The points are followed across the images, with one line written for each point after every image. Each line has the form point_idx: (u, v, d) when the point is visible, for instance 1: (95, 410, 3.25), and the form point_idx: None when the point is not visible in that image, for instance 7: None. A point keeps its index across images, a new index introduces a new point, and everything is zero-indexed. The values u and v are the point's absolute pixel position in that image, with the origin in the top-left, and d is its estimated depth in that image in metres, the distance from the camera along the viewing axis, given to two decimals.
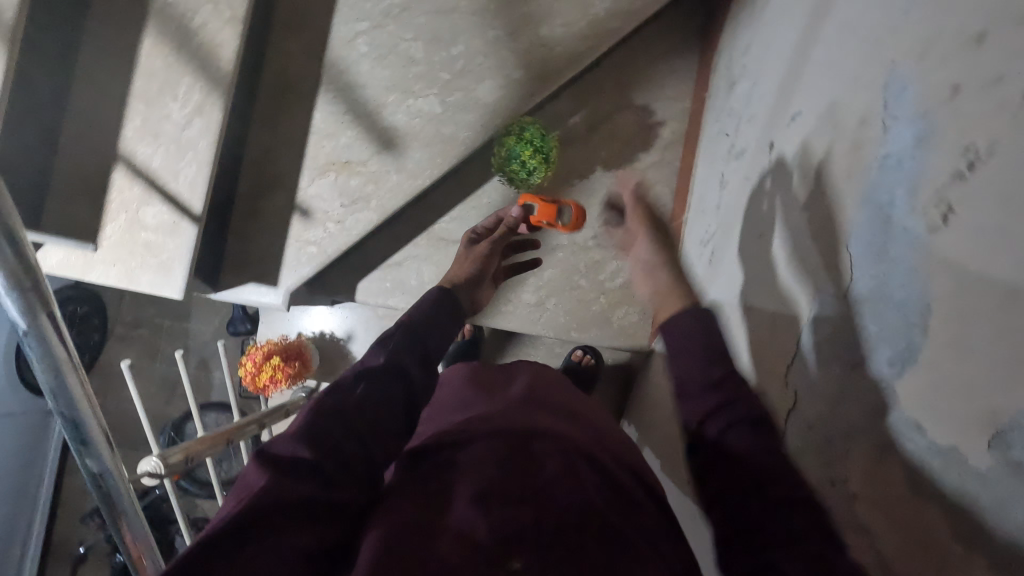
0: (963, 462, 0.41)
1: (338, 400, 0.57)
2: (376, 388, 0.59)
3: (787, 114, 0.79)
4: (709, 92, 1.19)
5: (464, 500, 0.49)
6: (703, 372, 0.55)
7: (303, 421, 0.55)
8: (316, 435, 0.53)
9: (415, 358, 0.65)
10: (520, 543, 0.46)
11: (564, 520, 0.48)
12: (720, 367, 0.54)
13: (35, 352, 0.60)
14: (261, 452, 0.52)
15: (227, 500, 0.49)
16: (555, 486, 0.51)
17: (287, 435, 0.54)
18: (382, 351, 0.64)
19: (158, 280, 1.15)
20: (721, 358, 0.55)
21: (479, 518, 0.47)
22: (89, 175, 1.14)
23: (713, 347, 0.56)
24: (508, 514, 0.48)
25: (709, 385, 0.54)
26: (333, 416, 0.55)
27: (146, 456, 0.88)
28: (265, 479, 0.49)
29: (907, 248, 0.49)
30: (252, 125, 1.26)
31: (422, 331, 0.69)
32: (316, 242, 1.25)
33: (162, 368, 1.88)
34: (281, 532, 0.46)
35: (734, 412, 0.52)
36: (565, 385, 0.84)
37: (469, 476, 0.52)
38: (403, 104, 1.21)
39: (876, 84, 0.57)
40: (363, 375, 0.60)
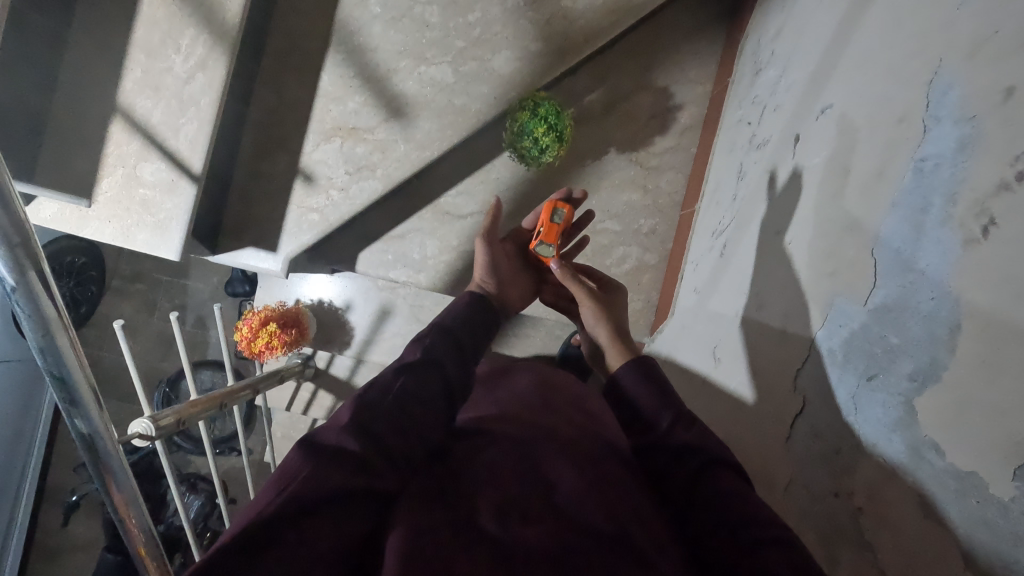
0: (986, 488, 0.40)
1: (380, 394, 0.55)
2: (415, 383, 0.58)
3: (817, 107, 0.75)
4: (733, 78, 1.15)
5: (487, 513, 0.47)
6: (655, 412, 0.61)
7: (349, 412, 0.53)
8: (363, 427, 0.51)
9: (451, 353, 0.64)
10: (542, 560, 0.44)
11: (587, 540, 0.46)
12: (667, 406, 0.61)
13: (23, 310, 0.57)
14: (305, 441, 0.50)
15: (268, 484, 0.47)
16: (578, 502, 0.49)
17: (331, 426, 0.52)
18: (418, 347, 0.63)
19: (154, 240, 1.12)
20: (666, 401, 0.62)
21: (501, 533, 0.46)
22: (87, 126, 1.10)
23: (662, 392, 0.63)
24: (528, 531, 0.46)
25: (662, 424, 0.60)
26: (377, 408, 0.54)
27: (137, 417, 0.85)
28: (306, 468, 0.47)
29: (938, 259, 0.47)
30: (257, 83, 1.22)
31: (460, 331, 0.68)
32: (318, 209, 1.22)
33: (157, 325, 1.87)
34: (312, 528, 0.43)
35: (690, 438, 0.57)
36: (577, 392, 0.82)
37: (490, 485, 0.51)
38: (414, 71, 1.16)
39: (918, 81, 0.54)
40: (404, 369, 0.59)
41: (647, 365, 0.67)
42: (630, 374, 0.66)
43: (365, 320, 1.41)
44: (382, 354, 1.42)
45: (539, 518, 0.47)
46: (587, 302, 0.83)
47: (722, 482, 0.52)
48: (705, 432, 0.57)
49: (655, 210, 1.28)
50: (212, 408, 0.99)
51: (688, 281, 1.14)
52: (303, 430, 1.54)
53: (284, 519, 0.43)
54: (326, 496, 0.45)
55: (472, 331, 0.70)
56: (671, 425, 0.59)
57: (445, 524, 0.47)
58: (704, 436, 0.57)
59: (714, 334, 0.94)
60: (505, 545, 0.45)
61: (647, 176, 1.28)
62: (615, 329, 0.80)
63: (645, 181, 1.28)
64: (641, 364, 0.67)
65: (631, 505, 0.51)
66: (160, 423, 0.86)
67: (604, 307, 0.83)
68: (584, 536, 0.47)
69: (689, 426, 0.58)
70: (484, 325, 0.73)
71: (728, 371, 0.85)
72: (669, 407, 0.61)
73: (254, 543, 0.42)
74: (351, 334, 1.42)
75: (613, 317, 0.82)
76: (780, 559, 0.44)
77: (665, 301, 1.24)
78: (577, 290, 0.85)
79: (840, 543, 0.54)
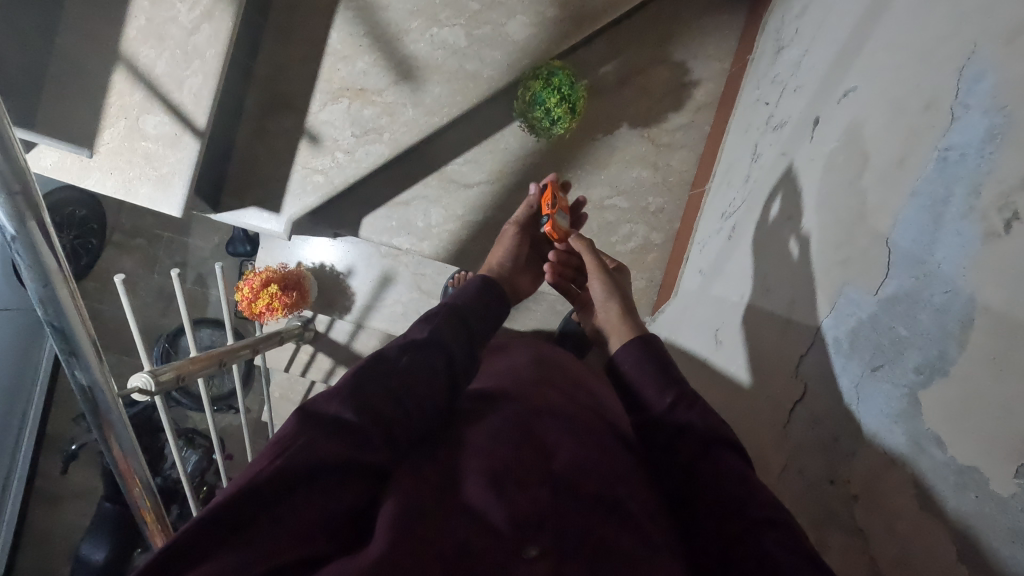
0: (985, 481, 0.40)
1: (382, 368, 0.55)
2: (418, 360, 0.57)
3: (839, 90, 0.73)
4: (753, 55, 1.12)
5: (481, 482, 0.47)
6: (659, 393, 0.61)
7: (347, 384, 0.53)
8: (361, 401, 0.51)
9: (456, 334, 0.63)
10: (536, 532, 0.44)
11: (580, 512, 0.47)
12: (669, 387, 0.61)
13: (24, 259, 0.57)
14: (303, 411, 0.50)
15: (263, 452, 0.48)
16: (574, 475, 0.49)
17: (329, 395, 0.52)
18: (426, 326, 0.63)
19: (156, 194, 1.10)
20: (671, 382, 0.61)
21: (494, 502, 0.46)
22: (87, 75, 1.07)
23: (665, 373, 0.63)
24: (523, 500, 0.46)
25: (666, 402, 0.60)
26: (376, 384, 0.53)
27: (137, 372, 0.85)
28: (302, 438, 0.47)
29: (955, 253, 0.46)
30: (264, 38, 1.19)
31: (466, 313, 0.67)
32: (323, 171, 1.20)
33: (158, 280, 1.87)
34: (303, 499, 0.44)
35: (692, 417, 0.57)
36: (579, 371, 0.83)
37: (487, 454, 0.50)
38: (426, 32, 1.13)
39: (950, 66, 0.52)
40: (407, 347, 0.59)
41: (653, 345, 0.66)
42: (632, 355, 0.66)
43: (367, 285, 1.41)
44: (383, 320, 1.41)
45: (530, 491, 0.47)
46: (600, 277, 0.83)
47: (723, 463, 0.52)
48: (708, 412, 0.57)
49: (664, 188, 1.27)
50: (212, 366, 0.99)
51: (693, 261, 1.13)
52: (301, 392, 1.55)
53: (278, 488, 0.44)
54: (320, 465, 0.46)
55: (480, 314, 0.68)
56: (674, 404, 0.59)
57: (440, 494, 0.47)
58: (707, 415, 0.57)
59: (716, 317, 0.94)
60: (498, 515, 0.45)
61: (659, 153, 1.26)
62: (624, 304, 0.80)
63: (655, 158, 1.26)
64: (645, 342, 0.67)
65: (626, 484, 0.51)
66: (160, 378, 0.86)
67: (615, 282, 0.83)
68: (578, 508, 0.47)
69: (692, 404, 0.58)
70: (493, 309, 0.71)
71: (729, 353, 0.85)
72: (673, 387, 0.61)
73: (247, 510, 0.43)
74: (352, 299, 1.41)
75: (623, 294, 0.82)
76: (777, 539, 0.45)
77: (668, 281, 1.24)
78: (590, 264, 0.85)
79: (833, 530, 0.55)
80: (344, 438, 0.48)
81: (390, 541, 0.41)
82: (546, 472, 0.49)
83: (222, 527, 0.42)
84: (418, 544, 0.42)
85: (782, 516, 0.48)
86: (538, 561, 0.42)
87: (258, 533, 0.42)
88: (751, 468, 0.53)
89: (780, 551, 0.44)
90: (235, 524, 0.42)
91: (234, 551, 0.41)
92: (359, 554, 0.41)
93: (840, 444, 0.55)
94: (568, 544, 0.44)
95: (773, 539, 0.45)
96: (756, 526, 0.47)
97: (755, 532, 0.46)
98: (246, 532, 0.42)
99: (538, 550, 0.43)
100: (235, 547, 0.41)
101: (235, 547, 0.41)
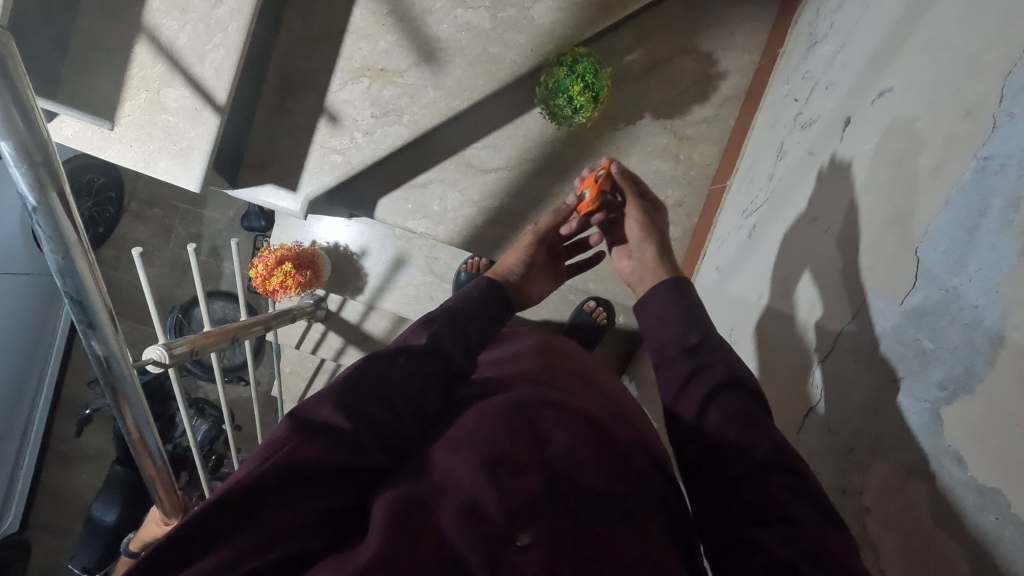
0: (1006, 504, 0.39)
1: (375, 367, 0.55)
2: (415, 363, 0.57)
3: (875, 89, 0.71)
4: (784, 49, 1.09)
5: (477, 468, 0.48)
6: (682, 332, 0.60)
7: (336, 386, 0.53)
8: (351, 403, 0.51)
9: (454, 338, 0.62)
10: (532, 519, 0.44)
11: (579, 503, 0.46)
12: (694, 329, 0.60)
13: (44, 231, 0.57)
14: (294, 416, 0.50)
15: (256, 455, 0.48)
16: (570, 464, 0.49)
17: (320, 396, 0.52)
18: (424, 331, 0.62)
19: (175, 167, 1.10)
20: (692, 323, 0.61)
21: (491, 496, 0.45)
22: (111, 46, 1.06)
23: (692, 315, 0.62)
24: (519, 486, 0.46)
25: (687, 342, 0.59)
26: (367, 383, 0.53)
27: (151, 345, 0.86)
28: (295, 440, 0.47)
29: (989, 267, 0.44)
30: (285, 12, 1.17)
31: (465, 318, 0.65)
32: (341, 151, 1.19)
33: (173, 251, 1.88)
34: (297, 496, 0.45)
35: (709, 362, 0.56)
36: (586, 362, 0.82)
37: (481, 442, 0.50)
38: (450, 13, 1.11)
39: (997, 72, 0.50)
40: (403, 349, 0.58)
41: (685, 288, 0.65)
42: (662, 297, 0.65)
43: (380, 267, 1.40)
44: (394, 302, 1.41)
45: (525, 483, 0.47)
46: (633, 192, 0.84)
47: (722, 434, 0.51)
48: (730, 357, 0.56)
49: (684, 181, 1.25)
50: (224, 341, 1.00)
51: (711, 256, 1.12)
52: (311, 368, 1.57)
53: (273, 486, 0.44)
54: (312, 461, 0.46)
55: (482, 318, 0.67)
56: (698, 345, 0.58)
57: (436, 486, 0.47)
58: (729, 363, 0.55)
59: (733, 315, 0.93)
60: (492, 503, 0.45)
61: (681, 145, 1.24)
62: (644, 217, 0.80)
63: (677, 151, 1.24)
64: (677, 288, 0.65)
65: (626, 482, 0.50)
66: (173, 351, 0.86)
67: (652, 221, 0.81)
68: (576, 494, 0.47)
69: (715, 352, 0.57)
70: (495, 313, 0.69)
71: (743, 354, 0.85)
72: (696, 328, 0.60)
73: (243, 509, 0.43)
74: (365, 279, 1.41)
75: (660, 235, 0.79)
76: (784, 481, 0.46)
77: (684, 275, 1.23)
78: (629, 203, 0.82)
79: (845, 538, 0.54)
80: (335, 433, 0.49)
81: (384, 536, 0.42)
82: (543, 460, 0.49)
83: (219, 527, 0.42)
84: (411, 541, 0.42)
85: (791, 460, 0.48)
86: (533, 545, 0.42)
87: (253, 530, 0.42)
88: (766, 409, 0.52)
89: (785, 492, 0.45)
90: (230, 522, 0.42)
91: (231, 548, 0.41)
92: (352, 552, 0.42)
93: (853, 453, 0.54)
94: (563, 531, 0.44)
95: (777, 484, 0.46)
96: (752, 501, 0.46)
97: (757, 526, 0.45)
98: (245, 529, 0.42)
99: (531, 535, 0.43)
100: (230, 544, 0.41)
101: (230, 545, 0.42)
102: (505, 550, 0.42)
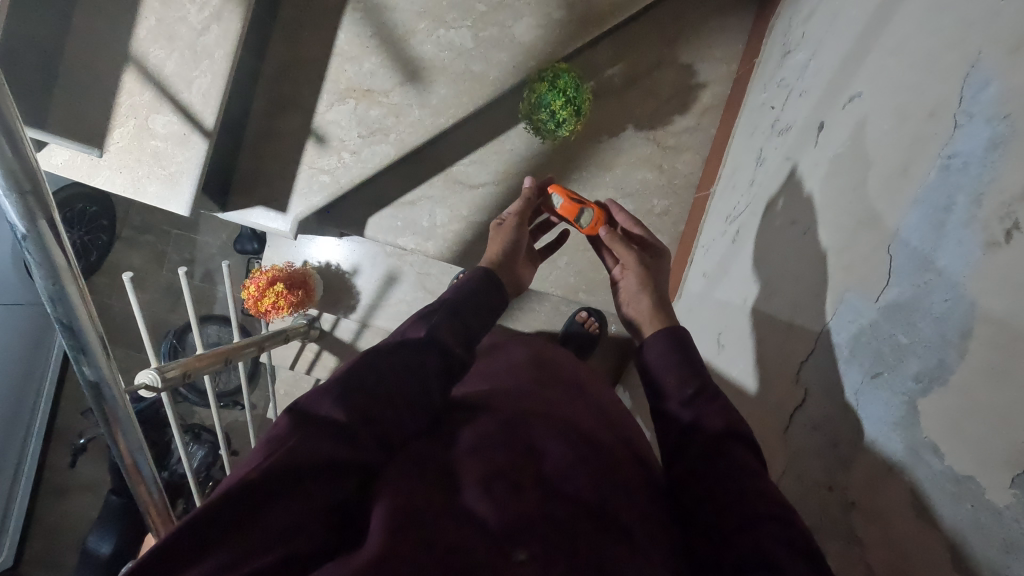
0: (980, 493, 0.40)
1: (376, 366, 0.55)
2: (413, 360, 0.57)
3: (845, 94, 0.73)
4: (760, 58, 1.12)
5: (473, 483, 0.48)
6: (679, 382, 0.61)
7: (339, 382, 0.53)
8: (353, 399, 0.51)
9: (452, 332, 0.62)
10: (527, 534, 0.45)
11: (572, 514, 0.47)
12: (695, 376, 0.61)
13: (34, 258, 0.57)
14: (297, 411, 0.50)
15: (257, 452, 0.48)
16: (563, 476, 0.50)
17: (321, 390, 0.52)
18: (423, 325, 0.62)
19: (164, 192, 1.11)
20: (690, 373, 0.61)
21: (487, 505, 0.46)
22: (97, 75, 1.07)
23: (692, 362, 0.63)
24: (516, 498, 0.47)
25: (685, 393, 0.60)
26: (369, 381, 0.53)
27: (143, 369, 0.86)
28: (296, 437, 0.47)
29: (956, 262, 0.46)
30: (272, 37, 1.19)
31: (459, 308, 0.66)
32: (329, 171, 1.20)
33: (167, 277, 1.89)
34: (296, 498, 0.45)
35: (704, 413, 0.57)
36: (577, 370, 0.84)
37: (480, 451, 0.51)
38: (433, 34, 1.14)
39: (956, 75, 0.52)
40: (402, 344, 0.58)
41: (682, 336, 0.66)
42: (662, 343, 0.66)
43: (371, 285, 1.41)
44: (387, 319, 1.42)
45: (519, 493, 0.47)
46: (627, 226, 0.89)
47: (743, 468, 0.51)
48: (728, 407, 0.57)
49: (669, 190, 1.26)
50: (218, 363, 1.00)
51: (698, 263, 1.13)
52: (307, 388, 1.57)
53: (273, 488, 0.44)
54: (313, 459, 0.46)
55: (481, 315, 0.67)
56: (694, 395, 0.59)
57: (432, 486, 0.48)
58: (726, 415, 0.56)
59: (720, 320, 0.94)
60: (488, 513, 0.46)
61: (664, 155, 1.26)
62: (641, 269, 0.80)
63: (661, 160, 1.26)
64: (674, 335, 0.66)
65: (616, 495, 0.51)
66: (166, 374, 0.86)
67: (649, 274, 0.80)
68: (570, 506, 0.48)
69: (711, 401, 0.58)
70: (489, 300, 0.70)
71: (732, 359, 0.85)
72: (696, 377, 0.61)
73: (240, 508, 0.43)
74: (357, 297, 1.42)
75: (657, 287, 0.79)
76: (779, 536, 0.45)
77: (673, 284, 1.25)
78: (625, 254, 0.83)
79: (830, 536, 0.55)
80: (337, 430, 0.49)
81: (383, 541, 0.42)
82: (538, 473, 0.50)
83: (219, 523, 0.42)
84: (408, 546, 0.42)
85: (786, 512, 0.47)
86: (528, 562, 0.43)
87: (251, 531, 0.43)
88: (763, 467, 0.52)
89: (774, 545, 0.45)
90: (229, 523, 0.43)
91: (228, 549, 0.42)
92: (352, 554, 0.42)
93: (838, 448, 0.55)
94: (559, 545, 0.44)
95: (768, 538, 0.45)
96: (747, 522, 0.47)
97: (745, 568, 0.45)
98: (242, 529, 0.43)
99: (527, 552, 0.43)
100: (229, 546, 0.42)
101: (225, 550, 0.42)
102: (501, 562, 0.43)
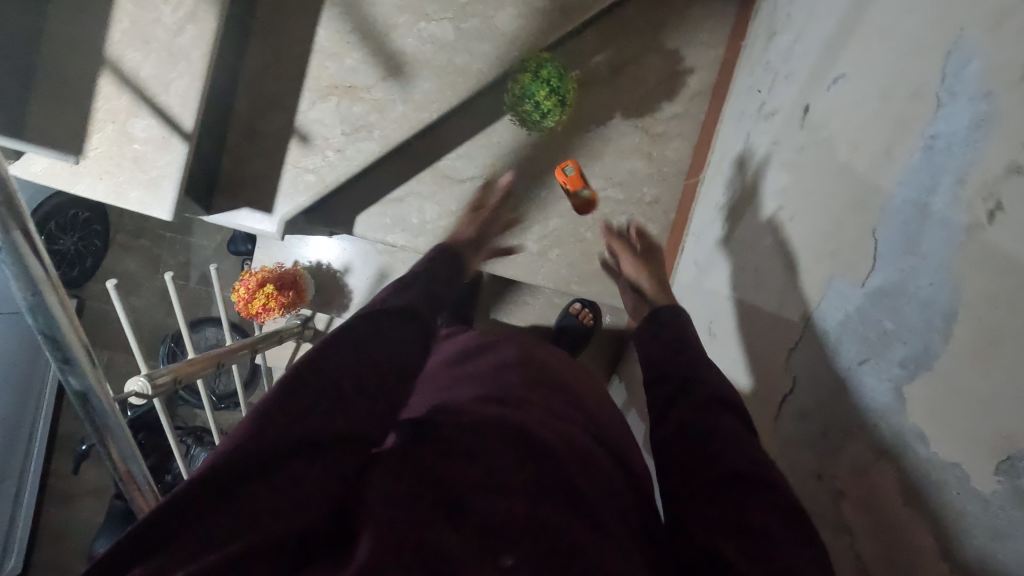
0: (965, 479, 0.40)
1: (363, 347, 0.53)
2: (400, 335, 0.57)
3: (830, 75, 0.72)
4: (746, 41, 1.10)
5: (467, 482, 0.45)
6: (669, 359, 0.62)
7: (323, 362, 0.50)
8: (338, 381, 0.49)
9: (431, 308, 0.64)
10: (518, 539, 0.42)
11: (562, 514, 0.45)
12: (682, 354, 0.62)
13: (10, 270, 0.57)
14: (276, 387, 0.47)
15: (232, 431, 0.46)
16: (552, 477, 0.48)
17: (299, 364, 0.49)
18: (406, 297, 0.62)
19: (147, 198, 1.09)
20: (675, 355, 0.62)
21: (480, 502, 0.43)
22: (73, 81, 1.06)
23: (681, 347, 0.63)
24: (509, 501, 0.44)
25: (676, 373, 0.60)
26: (356, 361, 0.51)
27: (132, 378, 0.85)
28: (271, 419, 0.45)
29: (940, 244, 0.45)
30: (251, 36, 1.18)
31: (436, 287, 0.68)
32: (314, 170, 1.19)
33: (160, 281, 1.88)
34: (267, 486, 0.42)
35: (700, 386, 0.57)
36: (563, 363, 0.81)
37: (472, 450, 0.48)
38: (414, 27, 1.12)
39: (938, 53, 0.51)
40: (389, 313, 0.58)
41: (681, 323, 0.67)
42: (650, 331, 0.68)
43: (364, 284, 1.41)
44: None
45: (512, 494, 0.45)
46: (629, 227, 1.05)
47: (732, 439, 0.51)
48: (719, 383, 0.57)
49: (658, 178, 1.25)
50: (210, 366, 1.00)
51: (689, 252, 1.12)
52: None
53: (258, 467, 0.42)
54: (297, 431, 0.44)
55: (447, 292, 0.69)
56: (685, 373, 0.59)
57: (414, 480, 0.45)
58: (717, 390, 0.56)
59: (711, 309, 0.93)
60: (478, 510, 0.43)
61: (653, 143, 1.24)
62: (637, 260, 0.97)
63: (650, 149, 1.24)
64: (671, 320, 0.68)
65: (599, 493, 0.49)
66: (155, 381, 0.86)
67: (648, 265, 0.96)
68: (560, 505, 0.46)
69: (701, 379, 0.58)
70: (449, 275, 0.73)
71: (724, 349, 0.84)
72: (682, 357, 0.62)
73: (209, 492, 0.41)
74: (351, 296, 1.41)
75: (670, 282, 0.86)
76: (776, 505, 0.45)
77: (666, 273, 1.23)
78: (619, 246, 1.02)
79: (822, 526, 0.54)
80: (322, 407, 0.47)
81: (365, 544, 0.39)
82: (527, 472, 0.48)
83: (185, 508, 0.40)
84: (394, 545, 0.39)
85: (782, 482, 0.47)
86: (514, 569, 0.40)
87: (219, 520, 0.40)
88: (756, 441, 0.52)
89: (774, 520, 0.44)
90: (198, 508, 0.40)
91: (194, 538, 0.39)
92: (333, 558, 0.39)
93: (827, 437, 0.54)
94: (546, 545, 0.42)
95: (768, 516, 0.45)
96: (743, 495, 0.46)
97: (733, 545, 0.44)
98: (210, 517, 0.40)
99: (516, 557, 0.40)
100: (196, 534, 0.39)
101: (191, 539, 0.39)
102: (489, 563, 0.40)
